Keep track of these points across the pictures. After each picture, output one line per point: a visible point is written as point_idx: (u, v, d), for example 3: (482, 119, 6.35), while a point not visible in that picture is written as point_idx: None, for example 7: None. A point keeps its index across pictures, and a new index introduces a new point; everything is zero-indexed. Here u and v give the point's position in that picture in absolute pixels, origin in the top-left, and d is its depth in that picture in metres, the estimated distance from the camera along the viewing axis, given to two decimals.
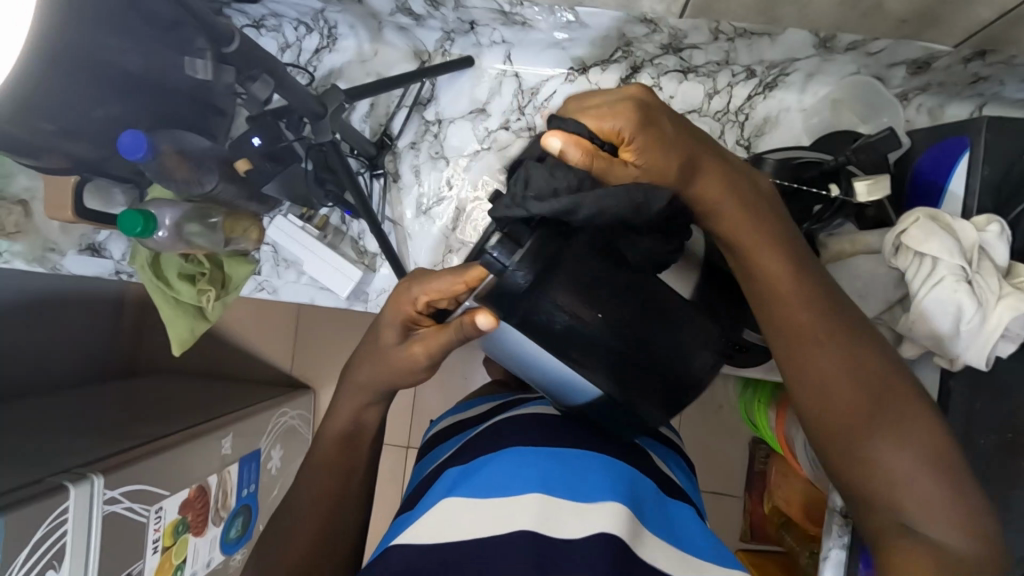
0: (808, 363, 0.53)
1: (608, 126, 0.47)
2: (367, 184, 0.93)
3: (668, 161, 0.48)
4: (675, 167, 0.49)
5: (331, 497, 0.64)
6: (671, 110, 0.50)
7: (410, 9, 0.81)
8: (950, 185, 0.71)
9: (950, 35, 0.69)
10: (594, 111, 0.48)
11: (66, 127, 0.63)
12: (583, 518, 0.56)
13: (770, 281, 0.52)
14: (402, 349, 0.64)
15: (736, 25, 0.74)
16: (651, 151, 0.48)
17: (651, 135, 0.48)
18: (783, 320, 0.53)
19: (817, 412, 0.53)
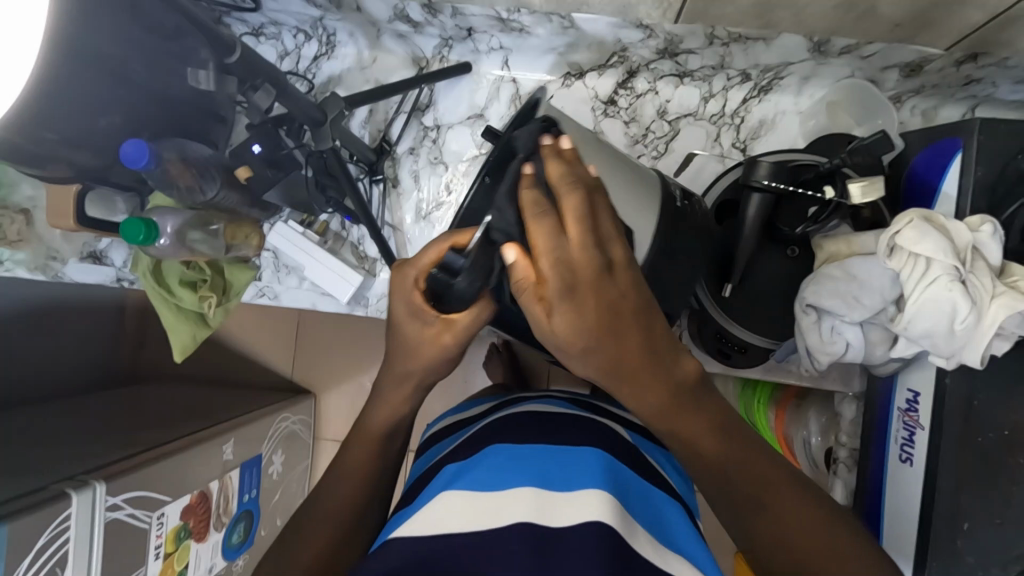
0: (730, 459, 0.54)
1: (543, 264, 0.47)
2: (366, 189, 0.93)
3: (585, 318, 0.48)
4: (585, 330, 0.48)
5: (347, 504, 0.64)
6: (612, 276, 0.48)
7: (408, 16, 0.82)
8: (944, 186, 0.72)
9: (942, 39, 0.70)
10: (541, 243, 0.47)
11: (72, 138, 0.64)
12: (574, 505, 0.57)
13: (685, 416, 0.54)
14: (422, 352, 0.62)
15: (730, 30, 0.75)
16: (569, 306, 0.48)
17: (573, 296, 0.47)
18: (700, 428, 0.54)
19: (742, 495, 0.53)
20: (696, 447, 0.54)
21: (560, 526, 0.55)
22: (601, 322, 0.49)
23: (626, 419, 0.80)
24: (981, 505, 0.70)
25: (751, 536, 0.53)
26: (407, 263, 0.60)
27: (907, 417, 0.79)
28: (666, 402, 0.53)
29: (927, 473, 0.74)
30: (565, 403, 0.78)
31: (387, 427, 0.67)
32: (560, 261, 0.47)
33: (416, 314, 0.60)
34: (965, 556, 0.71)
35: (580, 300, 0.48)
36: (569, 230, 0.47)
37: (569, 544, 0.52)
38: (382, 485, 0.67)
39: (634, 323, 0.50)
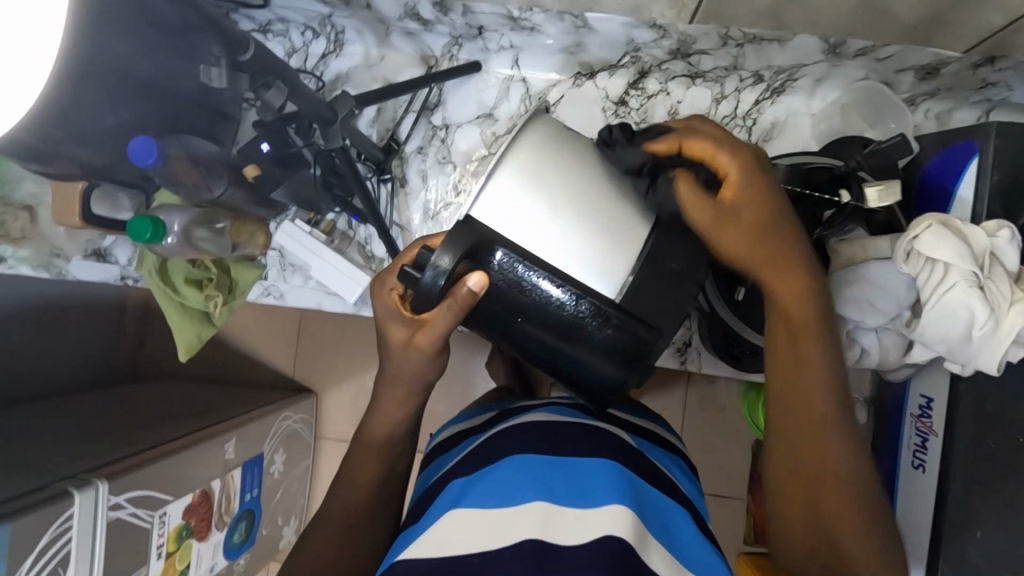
0: (808, 395, 0.62)
1: (722, 163, 0.60)
2: (375, 188, 0.93)
3: (741, 241, 0.61)
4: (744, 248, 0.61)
5: (348, 515, 0.65)
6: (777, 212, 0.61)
7: (419, 14, 0.81)
8: (959, 190, 0.71)
9: (958, 41, 0.69)
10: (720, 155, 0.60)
11: (78, 134, 0.63)
12: (587, 522, 0.58)
13: (807, 373, 0.62)
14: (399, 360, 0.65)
15: (745, 30, 0.74)
16: (742, 210, 0.60)
17: (737, 211, 0.60)
18: (798, 352, 0.62)
19: (795, 427, 0.62)
20: (779, 362, 0.63)
21: (566, 544, 0.56)
22: (762, 248, 0.61)
23: (630, 421, 0.80)
24: (993, 513, 0.70)
25: (782, 451, 0.63)
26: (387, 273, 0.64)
27: (919, 424, 0.78)
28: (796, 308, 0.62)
29: (938, 479, 0.73)
30: (573, 410, 0.77)
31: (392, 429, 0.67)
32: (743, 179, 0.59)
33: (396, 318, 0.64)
34: (976, 565, 0.70)
35: (732, 215, 0.60)
36: (751, 157, 0.60)
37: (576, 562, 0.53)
38: (391, 495, 0.68)
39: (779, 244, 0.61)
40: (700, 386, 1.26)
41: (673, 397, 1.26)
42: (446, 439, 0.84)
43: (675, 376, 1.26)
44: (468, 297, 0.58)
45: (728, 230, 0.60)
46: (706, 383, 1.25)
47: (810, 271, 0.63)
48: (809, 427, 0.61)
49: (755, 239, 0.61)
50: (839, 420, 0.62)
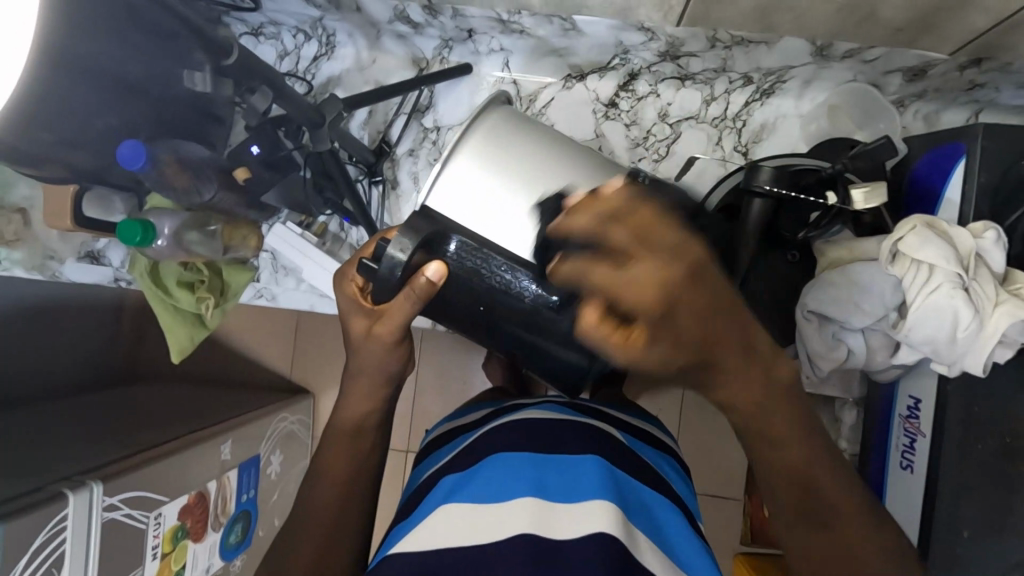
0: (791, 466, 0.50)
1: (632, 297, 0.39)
2: (365, 191, 0.93)
3: (682, 351, 0.40)
4: (694, 349, 0.41)
5: (331, 509, 0.65)
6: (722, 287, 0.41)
7: (408, 17, 0.82)
8: (947, 192, 0.72)
9: (945, 43, 0.70)
10: (640, 260, 0.39)
11: (68, 137, 0.63)
12: (582, 520, 0.58)
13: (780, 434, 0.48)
14: (377, 358, 0.65)
15: (733, 33, 0.74)
16: (666, 334, 0.40)
17: (671, 324, 0.39)
18: (762, 423, 0.48)
19: (803, 504, 0.51)
20: (766, 450, 0.49)
21: (561, 538, 0.56)
22: (706, 345, 0.41)
23: (623, 421, 0.80)
24: (982, 513, 0.70)
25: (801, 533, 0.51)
26: (349, 268, 0.65)
27: (907, 424, 0.78)
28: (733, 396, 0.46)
29: (926, 480, 0.73)
30: (566, 408, 0.77)
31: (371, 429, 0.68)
32: (667, 253, 0.39)
33: (357, 310, 0.64)
34: (966, 565, 0.71)
35: (674, 323, 0.39)
36: (645, 233, 0.39)
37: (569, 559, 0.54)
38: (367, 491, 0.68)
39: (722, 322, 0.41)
40: (694, 386, 1.26)
41: (666, 396, 1.26)
42: (438, 436, 0.85)
43: None
44: (421, 288, 0.58)
45: (677, 323, 0.40)
46: None
47: (748, 340, 0.44)
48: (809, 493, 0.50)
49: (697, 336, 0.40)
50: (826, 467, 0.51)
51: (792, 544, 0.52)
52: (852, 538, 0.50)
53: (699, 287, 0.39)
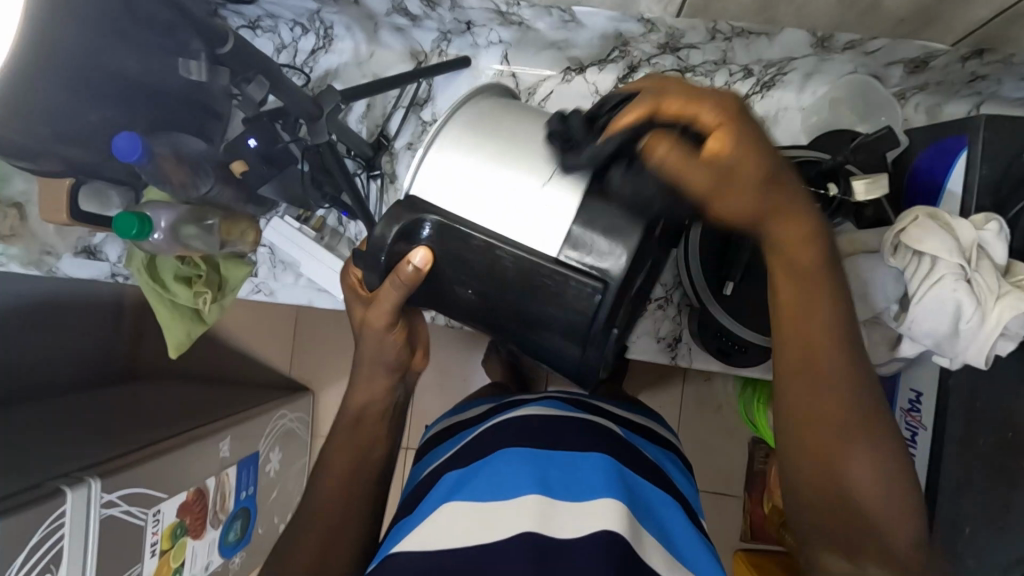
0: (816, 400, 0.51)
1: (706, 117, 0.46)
2: (364, 184, 0.92)
3: (751, 175, 0.47)
4: (759, 178, 0.47)
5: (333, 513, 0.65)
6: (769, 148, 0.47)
7: (407, 10, 0.81)
8: (948, 184, 0.71)
9: (947, 34, 0.69)
10: (713, 112, 0.46)
11: (63, 129, 0.63)
12: (584, 516, 0.58)
13: (811, 335, 0.51)
14: (383, 343, 0.66)
15: (733, 24, 0.74)
16: (741, 155, 0.46)
17: (743, 150, 0.46)
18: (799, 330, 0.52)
19: (815, 445, 0.50)
20: (793, 365, 0.52)
21: (563, 538, 0.56)
22: (762, 193, 0.48)
23: (626, 418, 0.80)
24: (984, 507, 0.70)
25: (800, 472, 0.51)
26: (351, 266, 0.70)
27: (909, 418, 0.78)
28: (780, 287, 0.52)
29: (928, 474, 0.73)
30: (567, 404, 0.77)
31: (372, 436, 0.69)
32: (722, 106, 0.46)
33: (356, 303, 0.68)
34: (968, 560, 0.70)
35: (737, 175, 0.47)
36: (735, 107, 0.47)
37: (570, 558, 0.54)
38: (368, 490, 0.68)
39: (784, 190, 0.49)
40: (694, 382, 1.26)
41: (666, 392, 1.26)
42: (439, 432, 0.84)
43: (670, 372, 1.25)
44: (400, 274, 0.58)
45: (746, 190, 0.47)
46: (700, 379, 1.25)
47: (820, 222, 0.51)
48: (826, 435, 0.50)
49: (762, 178, 0.47)
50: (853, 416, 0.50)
51: (793, 478, 0.52)
52: (852, 481, 0.49)
53: (755, 133, 0.46)
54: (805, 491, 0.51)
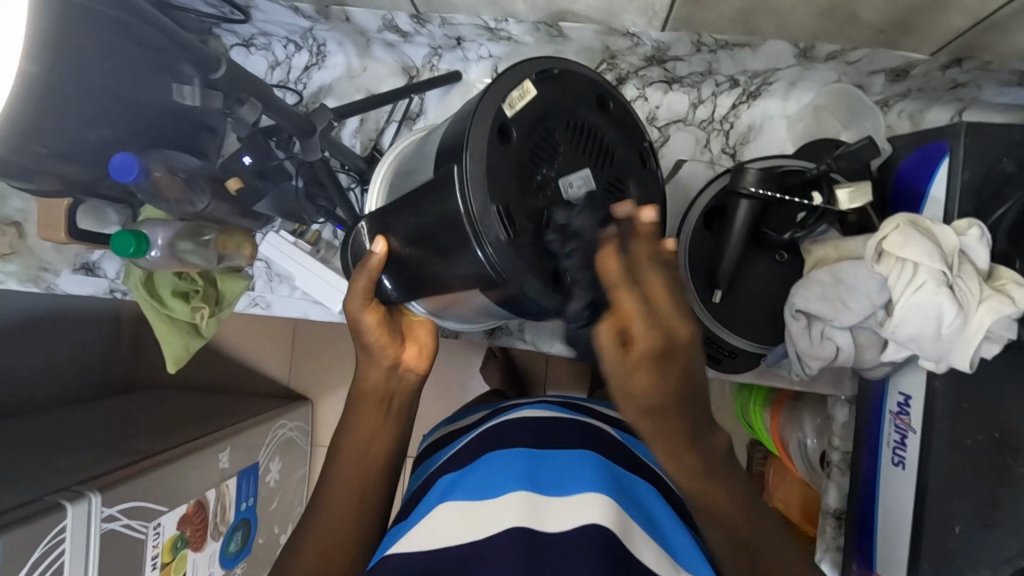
0: (760, 546, 0.56)
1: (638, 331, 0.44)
2: (358, 198, 0.94)
3: (664, 408, 0.45)
4: (673, 415, 0.46)
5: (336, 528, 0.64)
6: (695, 374, 0.46)
7: (397, 26, 0.83)
8: (932, 189, 0.72)
9: (925, 44, 0.71)
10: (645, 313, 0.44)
11: (58, 149, 0.64)
12: (572, 507, 0.59)
13: (727, 512, 0.54)
14: (358, 321, 0.69)
15: (717, 37, 0.75)
16: (647, 391, 0.45)
17: (662, 383, 0.44)
18: (733, 516, 0.54)
19: None
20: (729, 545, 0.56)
21: (556, 530, 0.57)
22: (678, 416, 0.46)
23: (620, 422, 0.81)
24: (973, 508, 0.71)
25: None
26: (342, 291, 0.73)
27: (897, 420, 0.79)
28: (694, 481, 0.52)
29: (916, 477, 0.74)
30: (560, 406, 0.77)
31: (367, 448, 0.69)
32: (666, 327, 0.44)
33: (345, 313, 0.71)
34: (959, 562, 0.71)
35: (655, 407, 0.45)
36: (666, 289, 0.45)
37: (569, 551, 0.55)
38: (373, 506, 0.67)
39: (694, 388, 0.46)
40: None
41: None
42: (434, 441, 0.85)
43: None
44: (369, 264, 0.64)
45: (640, 377, 0.44)
46: None
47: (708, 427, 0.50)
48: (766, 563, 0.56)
49: (675, 405, 0.46)
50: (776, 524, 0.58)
51: None
52: None
53: (682, 363, 0.45)
54: None
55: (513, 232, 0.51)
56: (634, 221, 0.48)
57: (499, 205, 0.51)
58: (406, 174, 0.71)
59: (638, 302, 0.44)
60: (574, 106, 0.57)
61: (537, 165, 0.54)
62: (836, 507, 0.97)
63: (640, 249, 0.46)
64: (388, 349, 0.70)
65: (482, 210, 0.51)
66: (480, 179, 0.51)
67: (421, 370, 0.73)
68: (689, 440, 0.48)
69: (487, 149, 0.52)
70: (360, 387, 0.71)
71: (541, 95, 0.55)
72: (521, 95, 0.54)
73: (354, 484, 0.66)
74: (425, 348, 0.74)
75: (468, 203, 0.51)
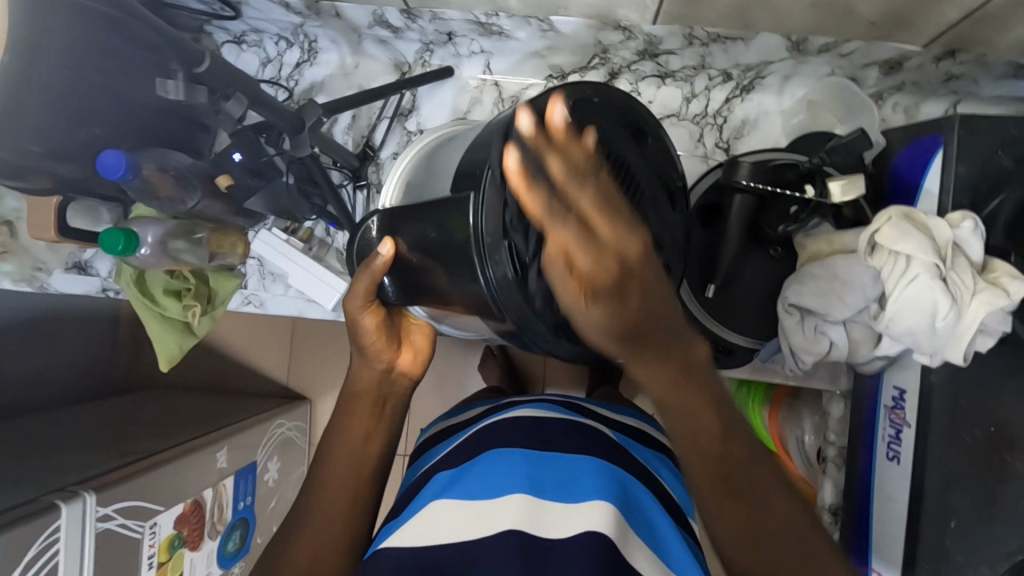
0: (738, 465, 0.51)
1: (575, 249, 0.38)
2: (350, 196, 0.93)
3: (616, 321, 0.41)
4: (627, 322, 0.42)
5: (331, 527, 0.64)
6: (650, 272, 0.41)
7: (388, 21, 0.82)
8: (926, 182, 0.72)
9: (918, 36, 0.70)
10: (574, 226, 0.38)
11: (46, 147, 0.64)
12: (572, 515, 0.59)
13: (696, 420, 0.50)
14: (357, 323, 0.69)
15: (709, 30, 0.75)
16: (600, 307, 0.40)
17: (609, 301, 0.40)
18: (701, 425, 0.50)
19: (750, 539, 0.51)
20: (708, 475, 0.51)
21: (554, 537, 0.57)
22: (646, 318, 0.43)
23: (620, 423, 0.80)
24: (971, 503, 0.70)
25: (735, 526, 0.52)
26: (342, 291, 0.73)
27: (893, 415, 0.79)
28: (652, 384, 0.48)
29: (913, 473, 0.73)
30: (562, 407, 0.76)
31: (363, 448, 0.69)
32: (613, 242, 0.38)
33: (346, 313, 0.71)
34: (957, 557, 0.71)
35: (618, 319, 0.41)
36: (603, 205, 0.38)
37: (565, 559, 0.55)
38: (367, 506, 0.67)
39: (651, 310, 0.43)
40: None
41: None
42: (431, 436, 0.85)
43: None
44: (375, 266, 0.64)
45: (591, 306, 0.40)
46: None
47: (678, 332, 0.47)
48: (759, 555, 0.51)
49: (632, 314, 0.41)
50: (779, 478, 0.53)
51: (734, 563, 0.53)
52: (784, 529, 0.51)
53: (637, 272, 0.40)
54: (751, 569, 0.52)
55: (523, 270, 0.49)
56: (561, 129, 0.38)
57: (512, 239, 0.49)
58: (419, 181, 0.71)
59: (569, 215, 0.38)
60: (608, 131, 0.53)
61: None
62: (832, 503, 0.96)
63: (564, 154, 0.38)
64: (384, 354, 0.71)
65: (492, 240, 0.49)
66: (495, 208, 0.50)
67: (415, 374, 0.74)
68: (654, 339, 0.45)
69: (504, 177, 0.50)
70: (355, 388, 0.72)
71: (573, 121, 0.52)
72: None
73: (351, 484, 0.67)
74: (421, 351, 0.75)
75: (479, 232, 0.50)
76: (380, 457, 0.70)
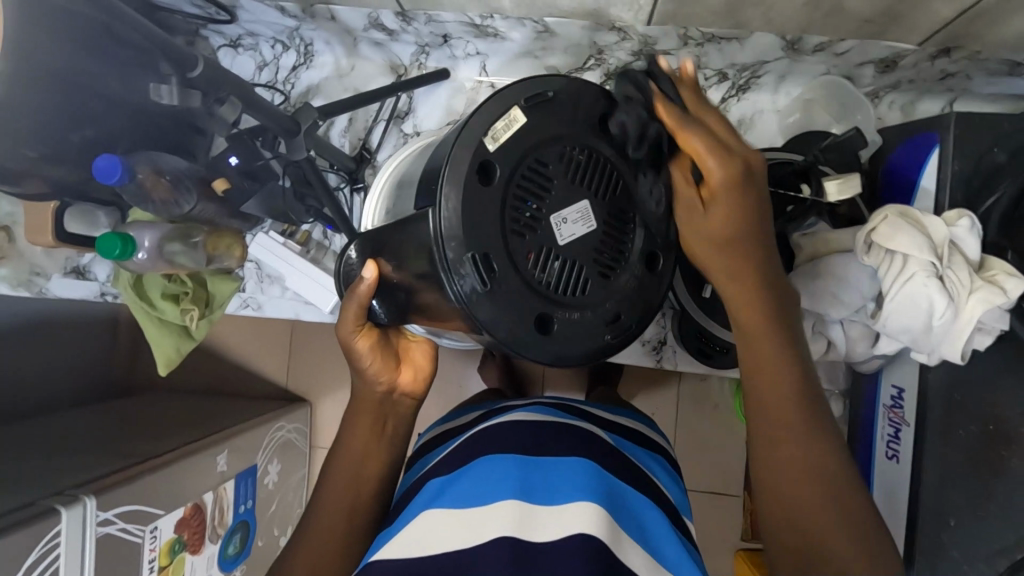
0: (792, 414, 0.57)
1: (705, 160, 0.56)
2: (347, 199, 0.93)
3: (721, 224, 0.58)
4: (725, 233, 0.58)
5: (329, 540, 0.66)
6: (755, 200, 0.58)
7: (383, 24, 0.82)
8: (922, 180, 0.72)
9: (913, 34, 0.70)
10: (714, 153, 0.56)
11: (42, 152, 0.64)
12: (563, 518, 0.60)
13: (767, 358, 0.59)
14: (352, 348, 0.68)
15: (704, 30, 0.75)
16: (715, 209, 0.57)
17: (720, 209, 0.57)
18: (775, 369, 0.58)
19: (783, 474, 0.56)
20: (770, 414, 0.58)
21: (542, 541, 0.58)
22: (738, 238, 0.58)
23: (616, 425, 0.80)
24: None
25: (766, 462, 0.58)
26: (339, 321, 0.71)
27: (892, 414, 0.78)
28: (739, 311, 0.60)
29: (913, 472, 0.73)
30: (554, 408, 0.76)
31: (359, 458, 0.70)
32: (723, 169, 0.56)
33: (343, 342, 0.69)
34: None
35: (722, 229, 0.58)
36: (725, 130, 0.58)
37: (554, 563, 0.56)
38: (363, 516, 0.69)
39: (750, 232, 0.58)
40: (691, 383, 1.26)
41: (663, 393, 1.26)
42: (426, 443, 0.85)
43: (663, 373, 1.26)
44: (361, 291, 0.63)
45: (714, 208, 0.57)
46: (697, 380, 1.25)
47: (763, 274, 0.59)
48: (779, 485, 0.56)
49: (736, 225, 0.58)
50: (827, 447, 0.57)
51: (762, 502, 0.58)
52: (800, 498, 0.55)
53: (739, 190, 0.57)
54: (773, 505, 0.57)
55: (487, 282, 0.53)
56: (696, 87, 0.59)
57: (475, 252, 0.53)
58: (403, 193, 0.72)
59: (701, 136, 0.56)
60: (567, 132, 0.56)
61: (523, 200, 0.55)
62: None
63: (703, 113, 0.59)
64: (383, 375, 0.70)
65: (456, 256, 0.52)
66: (457, 223, 0.52)
67: (418, 393, 0.73)
68: (748, 263, 0.59)
69: (463, 190, 0.53)
70: (353, 408, 0.71)
71: (530, 123, 0.55)
72: (507, 126, 0.54)
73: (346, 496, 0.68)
74: (420, 371, 0.73)
75: (445, 249, 0.53)
76: (376, 467, 0.70)
